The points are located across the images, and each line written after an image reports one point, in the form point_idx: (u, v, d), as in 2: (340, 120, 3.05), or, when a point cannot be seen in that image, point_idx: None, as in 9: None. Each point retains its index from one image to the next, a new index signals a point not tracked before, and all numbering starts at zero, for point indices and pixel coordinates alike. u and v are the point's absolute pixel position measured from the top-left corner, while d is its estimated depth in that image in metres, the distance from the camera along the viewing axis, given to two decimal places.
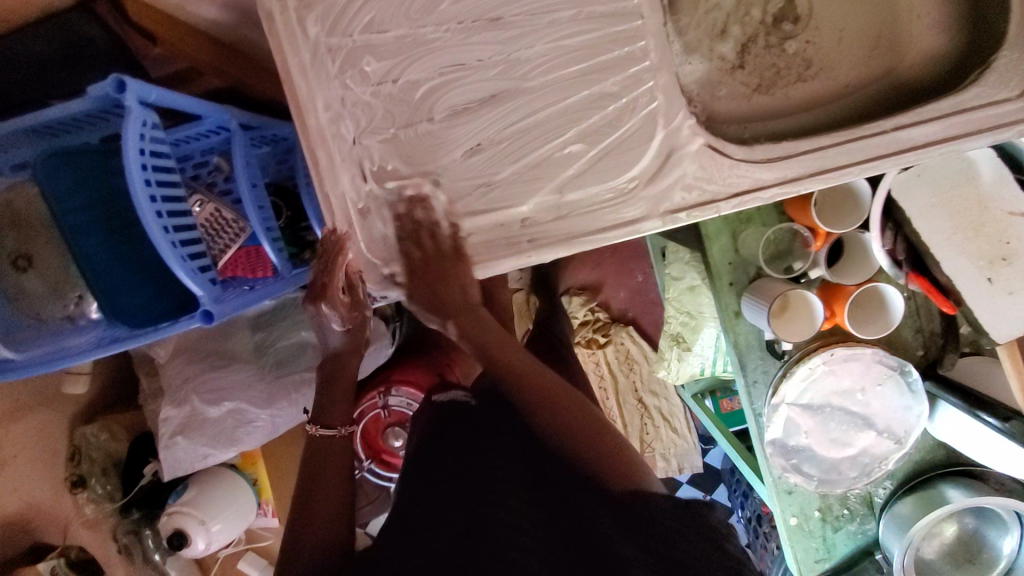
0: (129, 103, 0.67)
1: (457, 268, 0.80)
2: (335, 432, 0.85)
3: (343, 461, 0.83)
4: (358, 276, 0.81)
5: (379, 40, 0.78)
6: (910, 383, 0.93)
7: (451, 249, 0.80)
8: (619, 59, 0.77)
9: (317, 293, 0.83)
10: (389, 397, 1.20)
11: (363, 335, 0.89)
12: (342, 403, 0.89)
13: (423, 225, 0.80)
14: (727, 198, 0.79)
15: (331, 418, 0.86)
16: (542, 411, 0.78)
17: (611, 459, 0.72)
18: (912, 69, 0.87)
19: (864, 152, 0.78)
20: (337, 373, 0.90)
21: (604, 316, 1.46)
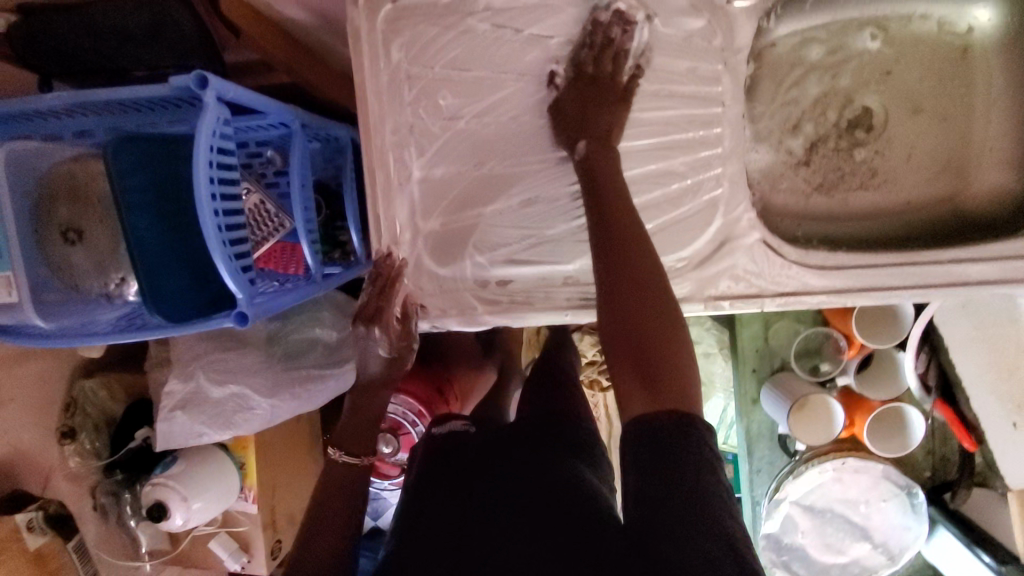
0: (207, 99, 0.67)
1: (619, 110, 0.74)
2: (358, 461, 0.78)
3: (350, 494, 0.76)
4: (414, 307, 0.79)
5: (459, 77, 0.78)
6: (914, 503, 0.92)
7: (622, 84, 0.74)
8: (691, 140, 0.77)
9: (370, 316, 0.76)
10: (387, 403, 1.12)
11: (400, 371, 0.80)
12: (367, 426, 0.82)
13: (614, 45, 0.73)
14: (773, 295, 0.79)
15: (354, 446, 0.79)
16: (625, 279, 0.63)
17: (662, 396, 0.58)
18: (976, 200, 0.87)
19: (914, 278, 0.78)
20: (366, 402, 0.81)
21: None
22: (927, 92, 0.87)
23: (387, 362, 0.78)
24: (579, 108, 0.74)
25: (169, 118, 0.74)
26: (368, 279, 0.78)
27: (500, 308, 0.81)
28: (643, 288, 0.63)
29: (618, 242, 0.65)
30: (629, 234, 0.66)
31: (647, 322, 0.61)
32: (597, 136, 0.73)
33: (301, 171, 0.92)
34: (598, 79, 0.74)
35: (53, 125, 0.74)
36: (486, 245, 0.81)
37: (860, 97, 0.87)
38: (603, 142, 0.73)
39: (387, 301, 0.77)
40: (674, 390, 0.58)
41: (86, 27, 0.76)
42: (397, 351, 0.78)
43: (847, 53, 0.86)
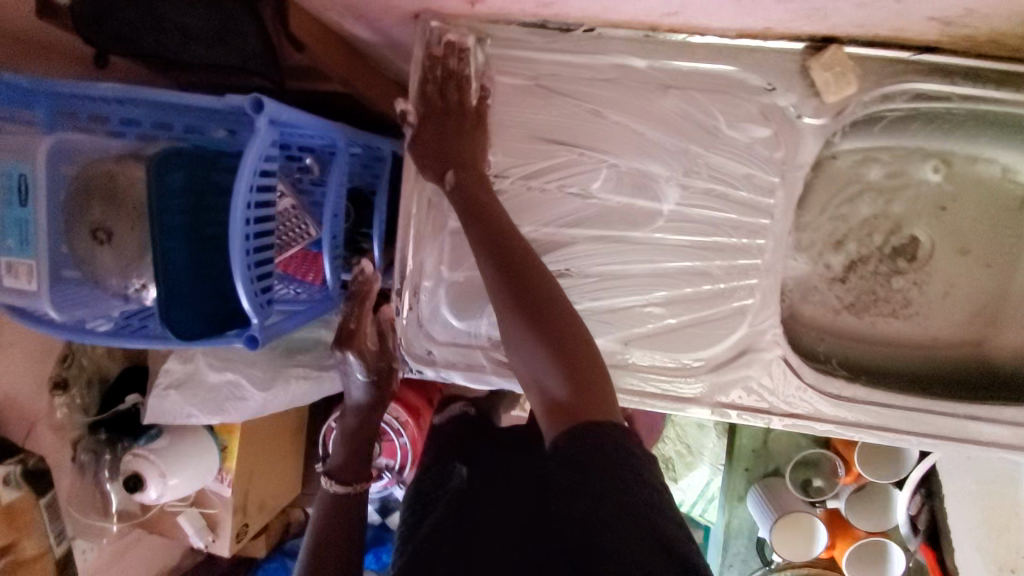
0: (260, 123, 0.66)
1: (470, 134, 0.73)
2: (351, 490, 0.80)
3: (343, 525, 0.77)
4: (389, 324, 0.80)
5: (512, 138, 0.77)
6: None
7: (473, 111, 0.74)
8: (732, 246, 0.76)
9: (345, 339, 0.77)
10: None
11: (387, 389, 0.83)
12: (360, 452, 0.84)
13: (454, 76, 0.74)
14: (782, 414, 0.78)
15: (347, 474, 0.81)
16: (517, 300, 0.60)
17: (579, 403, 0.54)
18: (1003, 351, 0.85)
19: (932, 427, 0.76)
20: (362, 428, 0.84)
21: None
22: (975, 235, 0.85)
23: (370, 385, 0.81)
24: (438, 140, 0.73)
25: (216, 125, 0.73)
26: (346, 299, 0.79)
27: (503, 367, 0.80)
28: (532, 302, 0.60)
29: (515, 265, 0.63)
30: (511, 256, 0.63)
31: (542, 334, 0.58)
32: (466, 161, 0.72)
33: (338, 187, 0.91)
34: (449, 110, 0.73)
35: (103, 107, 0.71)
36: None
37: (910, 226, 0.86)
38: (473, 169, 0.72)
39: (362, 318, 0.78)
40: (588, 400, 0.54)
41: (151, 19, 0.74)
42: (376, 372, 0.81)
43: (905, 180, 0.85)
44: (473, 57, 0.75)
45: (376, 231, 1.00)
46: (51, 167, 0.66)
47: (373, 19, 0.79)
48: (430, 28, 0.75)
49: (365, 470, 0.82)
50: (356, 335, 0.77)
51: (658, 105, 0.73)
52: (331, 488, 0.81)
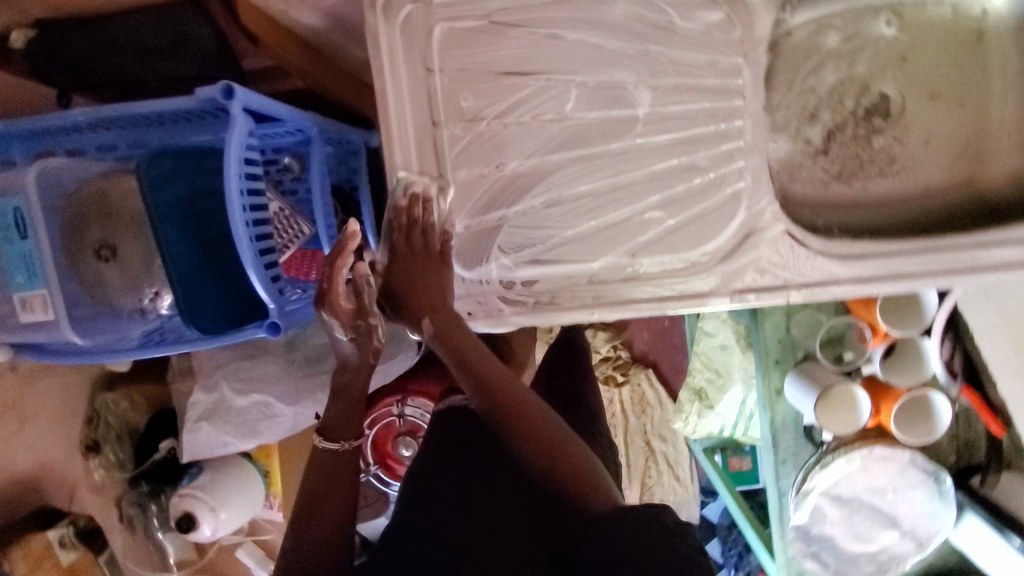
0: (234, 110, 0.67)
1: (440, 271, 0.77)
2: (340, 447, 0.77)
3: (342, 482, 0.75)
4: (364, 279, 0.74)
5: (478, 79, 0.78)
6: (941, 489, 0.93)
7: (438, 252, 0.78)
8: (713, 134, 0.77)
9: (321, 297, 0.75)
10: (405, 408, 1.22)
11: (371, 348, 0.77)
12: (354, 412, 0.79)
13: (419, 223, 0.78)
14: (798, 286, 0.79)
15: (338, 431, 0.78)
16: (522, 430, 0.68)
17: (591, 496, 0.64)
18: (994, 182, 0.87)
19: (941, 264, 0.78)
20: (346, 385, 0.80)
21: (626, 355, 1.68)
22: (942, 79, 0.87)
23: (352, 344, 0.76)
24: (405, 284, 0.76)
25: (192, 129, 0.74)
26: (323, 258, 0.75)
27: (519, 304, 0.82)
28: (534, 432, 0.68)
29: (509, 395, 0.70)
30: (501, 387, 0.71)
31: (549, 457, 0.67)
32: (438, 305, 0.75)
33: (321, 176, 0.92)
34: (414, 253, 0.77)
35: (78, 139, 0.74)
36: (509, 246, 0.81)
37: (878, 84, 0.88)
38: (442, 309, 0.75)
39: (331, 276, 0.74)
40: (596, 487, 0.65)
41: (104, 41, 0.77)
42: (356, 331, 0.76)
43: (863, 41, 0.87)
44: (434, 206, 0.80)
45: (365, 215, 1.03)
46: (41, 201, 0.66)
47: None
48: None
49: (356, 426, 0.78)
50: (328, 291, 0.73)
51: (611, 13, 0.75)
52: (320, 444, 0.77)
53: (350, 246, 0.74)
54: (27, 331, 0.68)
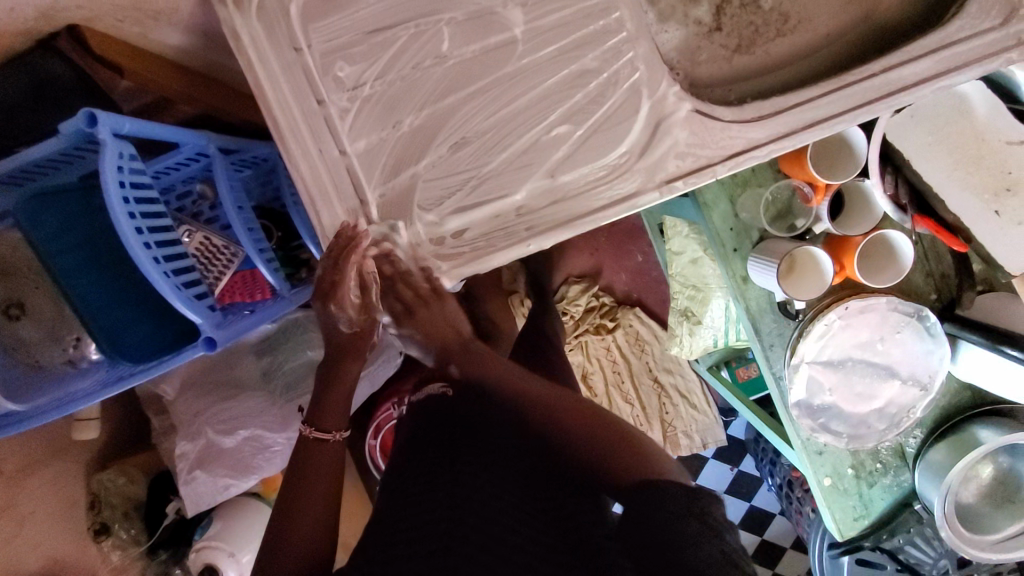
0: (103, 136, 0.65)
1: (442, 313, 0.82)
2: (328, 437, 0.85)
3: (323, 476, 0.84)
4: (371, 275, 0.78)
5: (349, 45, 0.76)
6: (928, 327, 0.92)
7: (430, 291, 0.80)
8: (595, 34, 0.76)
9: (327, 292, 0.80)
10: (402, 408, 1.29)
11: (367, 344, 0.84)
12: (340, 404, 0.87)
13: (400, 273, 0.79)
14: (723, 160, 0.77)
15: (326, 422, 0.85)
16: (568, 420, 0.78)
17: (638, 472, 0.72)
18: (889, 9, 0.86)
19: (858, 98, 0.76)
20: (338, 375, 0.85)
21: (609, 301, 1.64)
22: None
23: (352, 334, 0.83)
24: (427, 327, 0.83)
25: (77, 172, 0.72)
26: (323, 255, 0.77)
27: (456, 257, 0.79)
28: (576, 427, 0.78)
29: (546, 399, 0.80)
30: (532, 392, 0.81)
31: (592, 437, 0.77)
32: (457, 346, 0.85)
33: (232, 193, 0.89)
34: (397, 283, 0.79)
35: None
36: (430, 201, 0.79)
37: None
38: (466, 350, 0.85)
39: (339, 271, 0.76)
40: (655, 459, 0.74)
41: None
42: (360, 325, 0.82)
43: None
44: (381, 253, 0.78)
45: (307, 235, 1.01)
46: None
47: (170, 11, 0.78)
48: None
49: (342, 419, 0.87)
50: (336, 287, 0.77)
51: None
52: (310, 433, 0.85)
53: (358, 247, 0.76)
54: None
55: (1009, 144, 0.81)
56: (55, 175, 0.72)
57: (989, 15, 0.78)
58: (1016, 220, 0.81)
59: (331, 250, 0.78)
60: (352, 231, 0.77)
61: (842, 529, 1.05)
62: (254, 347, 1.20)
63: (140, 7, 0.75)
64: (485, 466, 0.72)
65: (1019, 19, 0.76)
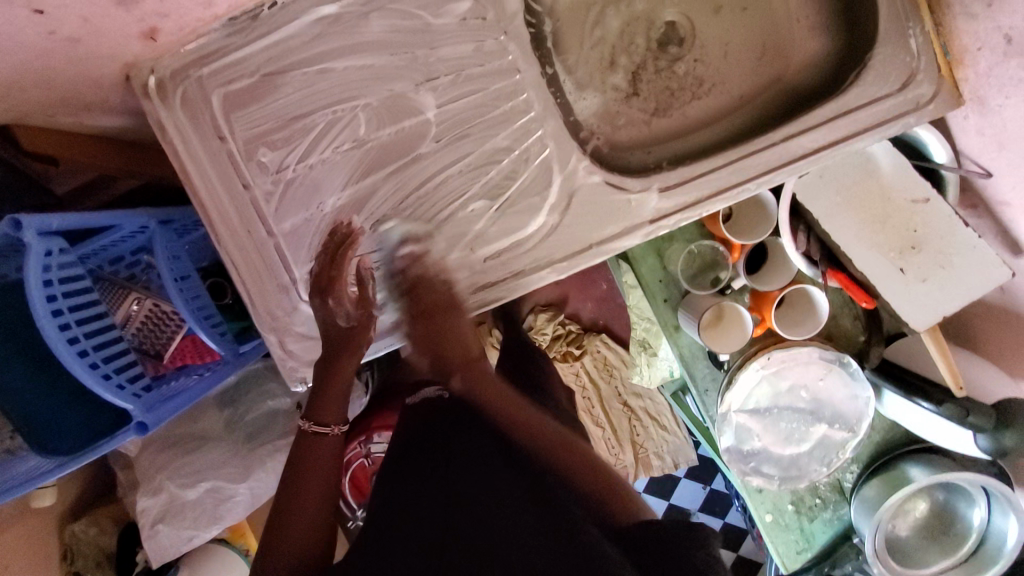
0: (29, 239, 0.69)
1: (456, 326, 0.78)
2: (328, 431, 0.76)
3: (321, 483, 0.74)
4: (368, 272, 0.78)
5: (267, 131, 0.79)
6: (851, 372, 0.94)
7: (449, 306, 0.78)
8: (506, 113, 0.80)
9: (324, 286, 0.75)
10: (371, 444, 1.24)
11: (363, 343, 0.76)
12: (340, 395, 0.76)
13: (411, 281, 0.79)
14: (634, 230, 0.80)
15: (324, 414, 0.75)
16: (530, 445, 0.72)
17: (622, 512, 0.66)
18: (799, 72, 0.89)
19: (758, 167, 0.79)
20: (333, 374, 0.75)
21: (575, 328, 1.44)
22: None
23: (347, 332, 0.75)
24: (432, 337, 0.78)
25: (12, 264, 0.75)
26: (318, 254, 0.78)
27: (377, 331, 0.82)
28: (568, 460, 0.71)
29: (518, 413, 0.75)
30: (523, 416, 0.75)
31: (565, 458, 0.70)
32: (466, 362, 0.79)
33: (170, 266, 0.93)
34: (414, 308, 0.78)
35: None
36: None
37: (660, 14, 0.91)
38: (472, 364, 0.78)
39: (339, 265, 0.76)
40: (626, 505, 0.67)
41: None
42: (358, 321, 0.75)
43: None
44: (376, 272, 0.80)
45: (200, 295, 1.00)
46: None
47: (101, 102, 0.81)
48: (143, 79, 0.77)
49: (344, 410, 0.77)
50: (335, 280, 0.75)
51: (369, 32, 0.77)
52: (309, 427, 0.75)
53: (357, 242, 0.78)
54: None
55: (915, 201, 0.83)
56: None
57: (885, 82, 0.78)
58: (921, 277, 0.83)
59: (328, 247, 0.78)
60: (350, 234, 0.78)
61: (786, 563, 1.07)
62: (218, 399, 1.24)
63: (72, 106, 0.79)
64: (469, 472, 0.71)
65: (916, 82, 0.77)
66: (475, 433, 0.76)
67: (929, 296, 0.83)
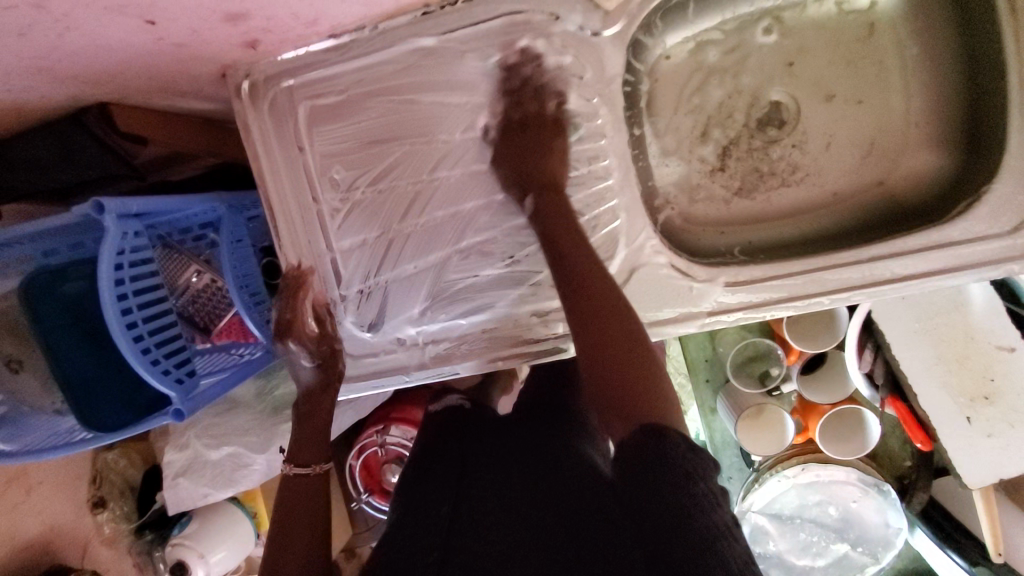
0: (107, 222, 0.72)
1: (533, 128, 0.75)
2: (309, 471, 0.78)
3: (312, 504, 0.76)
4: (323, 310, 0.82)
5: (344, 151, 0.80)
6: (889, 502, 0.89)
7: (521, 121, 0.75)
8: (583, 176, 0.77)
9: (282, 330, 0.80)
10: (387, 436, 1.12)
11: (336, 374, 0.82)
12: (320, 436, 0.82)
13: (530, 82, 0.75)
14: (693, 318, 0.77)
15: (304, 453, 0.80)
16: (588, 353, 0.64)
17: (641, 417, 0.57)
18: (904, 182, 0.83)
19: (838, 282, 0.74)
20: (313, 412, 0.82)
21: None
22: (837, 77, 0.82)
23: (317, 369, 0.82)
24: (519, 142, 0.75)
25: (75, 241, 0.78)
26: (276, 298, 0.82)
27: (416, 362, 0.84)
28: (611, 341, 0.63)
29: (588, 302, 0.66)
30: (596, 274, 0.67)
31: (620, 367, 0.61)
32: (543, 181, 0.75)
33: (231, 249, 0.94)
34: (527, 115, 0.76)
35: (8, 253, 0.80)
36: (399, 305, 0.83)
37: (766, 93, 0.84)
38: (551, 191, 0.74)
39: (294, 305, 0.80)
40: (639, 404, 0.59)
41: (4, 162, 0.83)
42: (321, 357, 0.81)
43: (746, 51, 0.83)
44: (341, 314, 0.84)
45: (252, 272, 1.00)
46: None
47: (194, 91, 0.83)
48: (238, 81, 0.78)
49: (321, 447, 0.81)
50: (292, 324, 0.79)
51: (461, 73, 0.75)
52: (290, 470, 0.79)
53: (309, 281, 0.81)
54: None
55: (999, 349, 0.79)
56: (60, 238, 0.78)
57: (998, 221, 0.72)
58: (986, 431, 0.80)
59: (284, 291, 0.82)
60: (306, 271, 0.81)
61: None
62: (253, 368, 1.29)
63: (170, 93, 0.81)
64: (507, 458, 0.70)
65: None
66: (512, 438, 0.74)
67: (989, 453, 0.80)
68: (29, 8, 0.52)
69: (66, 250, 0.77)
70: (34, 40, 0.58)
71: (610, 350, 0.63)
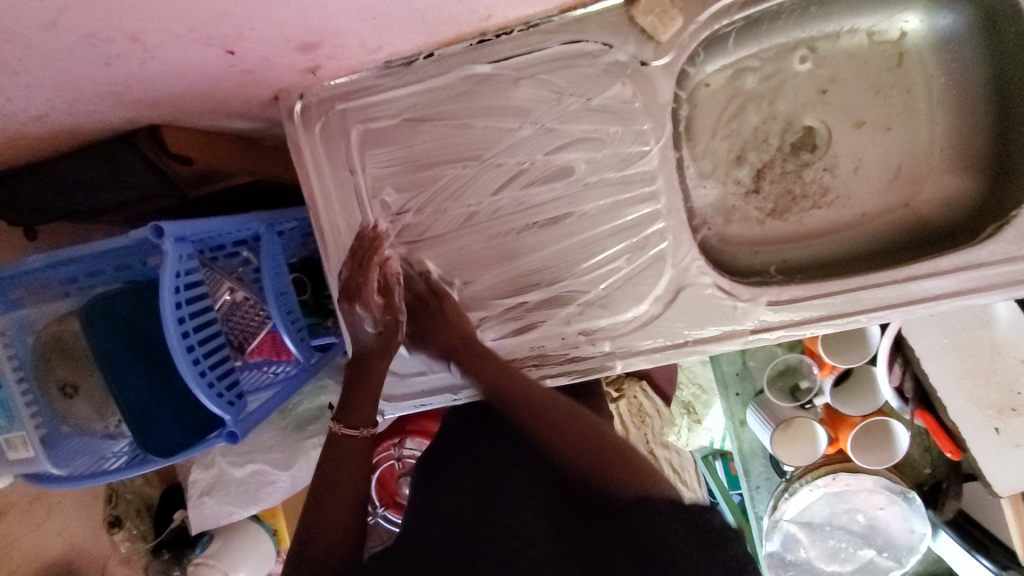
0: (166, 246, 0.72)
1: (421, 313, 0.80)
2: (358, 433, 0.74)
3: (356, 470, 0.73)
4: (393, 278, 0.78)
5: (395, 173, 0.81)
6: (914, 509, 0.93)
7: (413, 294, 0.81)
8: (631, 199, 0.80)
9: (351, 293, 0.76)
10: (403, 448, 1.13)
11: (394, 345, 0.78)
12: (371, 402, 0.77)
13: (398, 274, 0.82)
14: (737, 336, 0.80)
15: (355, 416, 0.76)
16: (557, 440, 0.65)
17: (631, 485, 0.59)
18: (930, 205, 0.87)
19: (875, 301, 0.78)
20: (364, 376, 0.78)
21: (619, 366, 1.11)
22: (866, 105, 0.86)
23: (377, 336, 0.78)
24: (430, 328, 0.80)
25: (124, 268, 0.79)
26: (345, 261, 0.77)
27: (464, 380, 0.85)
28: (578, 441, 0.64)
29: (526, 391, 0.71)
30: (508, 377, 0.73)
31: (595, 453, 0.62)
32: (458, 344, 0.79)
33: (271, 267, 0.94)
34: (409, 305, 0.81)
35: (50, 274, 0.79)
36: None
37: (800, 118, 0.87)
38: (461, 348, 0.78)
39: (364, 270, 0.76)
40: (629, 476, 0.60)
41: (48, 182, 0.83)
42: (384, 327, 0.77)
43: (781, 77, 0.87)
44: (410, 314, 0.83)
45: (287, 292, 1.00)
46: (16, 337, 0.78)
47: (243, 113, 0.83)
48: (292, 103, 0.79)
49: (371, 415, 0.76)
50: (363, 288, 0.75)
51: (515, 98, 0.77)
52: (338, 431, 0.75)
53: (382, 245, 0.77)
54: (14, 467, 0.76)
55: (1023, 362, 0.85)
56: (103, 263, 0.79)
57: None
58: (1014, 440, 0.86)
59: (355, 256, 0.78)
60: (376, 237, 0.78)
61: None
62: None
63: (220, 114, 0.81)
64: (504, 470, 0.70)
65: None
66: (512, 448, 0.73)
67: (1018, 462, 0.85)
68: (125, 40, 0.53)
69: (111, 271, 0.79)
70: (120, 68, 0.58)
71: (569, 443, 0.64)
